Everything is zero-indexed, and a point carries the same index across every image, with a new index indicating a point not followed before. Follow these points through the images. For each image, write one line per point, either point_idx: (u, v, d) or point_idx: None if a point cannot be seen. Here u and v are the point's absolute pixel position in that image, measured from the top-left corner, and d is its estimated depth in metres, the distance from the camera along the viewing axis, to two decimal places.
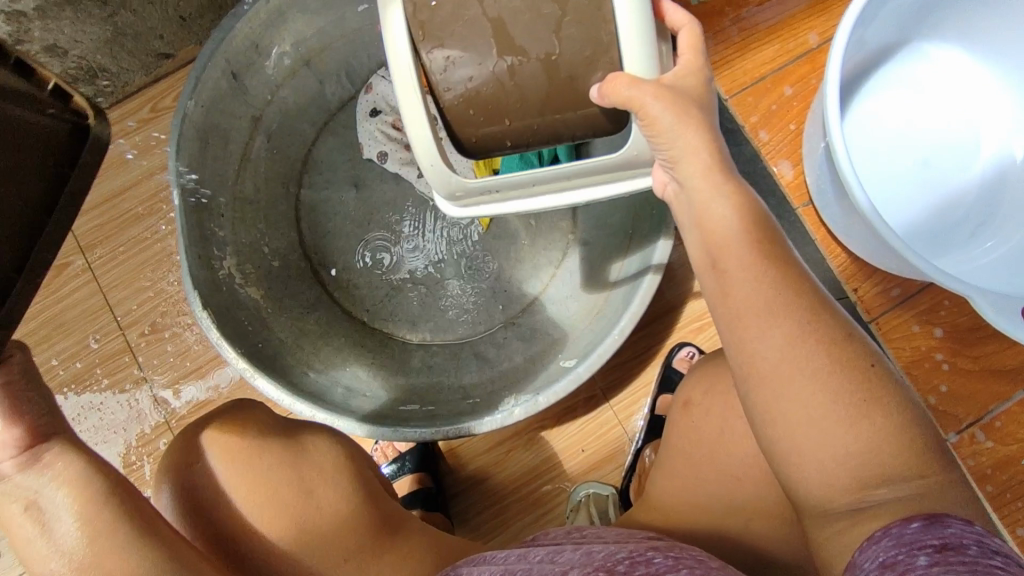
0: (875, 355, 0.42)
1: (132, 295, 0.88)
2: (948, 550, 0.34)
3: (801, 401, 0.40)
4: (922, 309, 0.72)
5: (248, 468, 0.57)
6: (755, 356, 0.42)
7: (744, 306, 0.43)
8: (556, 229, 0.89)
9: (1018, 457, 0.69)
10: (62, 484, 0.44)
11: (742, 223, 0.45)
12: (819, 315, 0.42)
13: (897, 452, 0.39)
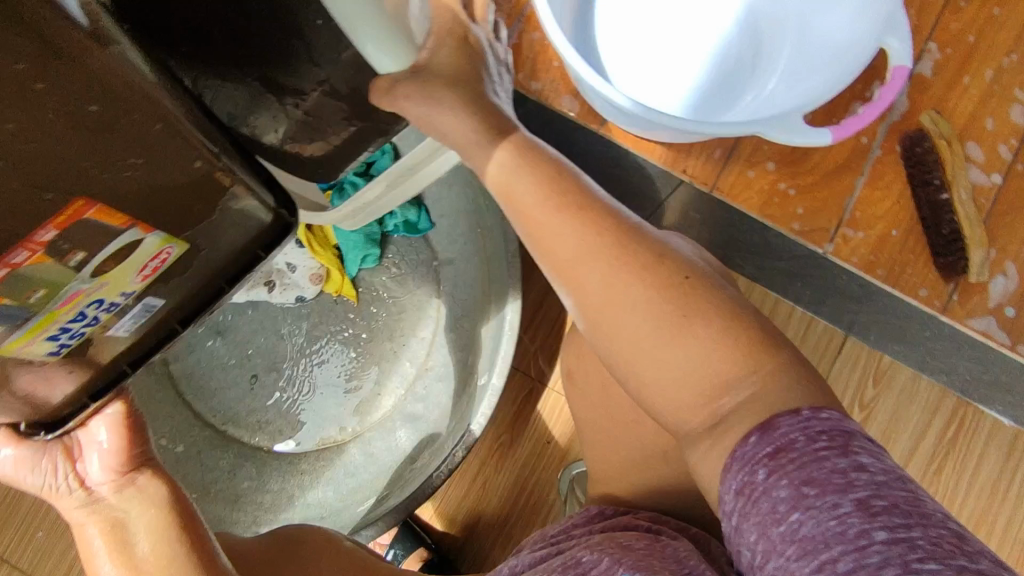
0: (690, 266, 0.39)
1: (56, 563, 0.81)
2: (781, 454, 0.31)
3: (631, 338, 0.38)
4: (745, 156, 0.74)
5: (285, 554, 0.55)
6: (583, 299, 0.39)
7: (556, 256, 0.40)
8: (420, 263, 0.89)
9: (888, 233, 0.73)
10: (144, 505, 0.52)
11: (528, 172, 0.42)
12: (625, 243, 0.39)
13: (740, 356, 0.35)
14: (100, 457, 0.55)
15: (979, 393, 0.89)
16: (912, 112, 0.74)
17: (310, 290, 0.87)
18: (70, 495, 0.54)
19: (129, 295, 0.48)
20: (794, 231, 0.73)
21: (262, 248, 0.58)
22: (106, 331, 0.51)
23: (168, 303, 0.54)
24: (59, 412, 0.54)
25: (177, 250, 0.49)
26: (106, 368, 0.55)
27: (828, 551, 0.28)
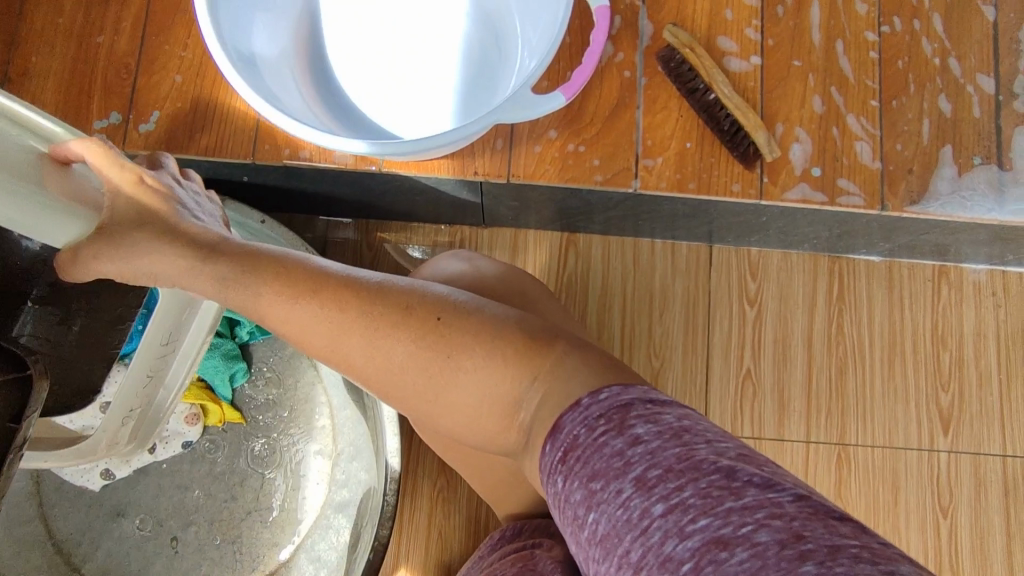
0: (439, 301, 0.41)
1: None
2: (569, 455, 0.35)
3: (416, 392, 0.41)
4: (526, 134, 0.75)
5: None
6: (363, 374, 0.42)
7: (318, 344, 0.41)
8: (288, 355, 0.88)
9: (682, 146, 0.76)
10: None
11: (261, 275, 0.42)
12: (369, 311, 0.40)
13: (510, 367, 0.40)
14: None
15: (844, 245, 0.93)
16: (657, 33, 0.78)
17: (191, 432, 0.84)
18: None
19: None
20: (599, 183, 0.75)
21: (9, 420, 0.42)
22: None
23: None
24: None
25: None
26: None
27: (621, 543, 0.32)
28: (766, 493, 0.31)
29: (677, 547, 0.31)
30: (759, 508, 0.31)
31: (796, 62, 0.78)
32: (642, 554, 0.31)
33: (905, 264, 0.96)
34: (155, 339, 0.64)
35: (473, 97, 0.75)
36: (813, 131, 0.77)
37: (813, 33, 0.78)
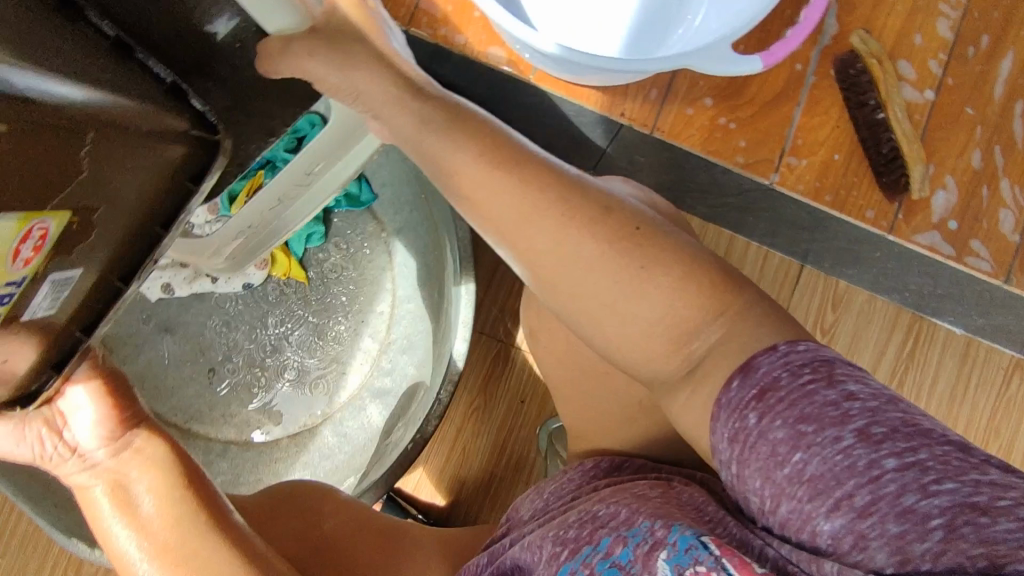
0: (638, 215, 0.41)
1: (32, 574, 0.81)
2: (767, 395, 0.33)
3: (594, 293, 0.40)
4: (683, 93, 0.73)
5: (193, 524, 0.42)
6: (535, 264, 0.41)
7: (508, 219, 0.41)
8: (369, 236, 0.87)
9: (830, 156, 0.73)
10: (146, 471, 0.44)
11: (463, 134, 0.42)
12: (572, 200, 0.40)
13: (700, 296, 0.38)
14: (99, 419, 0.45)
15: (932, 308, 0.91)
16: (843, 34, 0.74)
17: (258, 276, 0.85)
18: (71, 464, 0.45)
19: (19, 283, 0.34)
20: (738, 165, 0.73)
21: (188, 179, 0.41)
22: (21, 316, 0.36)
23: (92, 272, 0.39)
24: (20, 385, 0.41)
25: (54, 224, 0.34)
26: (52, 343, 0.40)
27: (841, 487, 0.30)
28: (1008, 475, 0.29)
29: (919, 501, 0.28)
30: (1008, 488, 0.28)
31: (970, 109, 0.74)
32: (871, 500, 0.29)
33: (984, 345, 0.94)
34: (305, 168, 0.62)
35: (652, 27, 0.68)
36: (963, 183, 0.74)
37: (998, 85, 0.74)
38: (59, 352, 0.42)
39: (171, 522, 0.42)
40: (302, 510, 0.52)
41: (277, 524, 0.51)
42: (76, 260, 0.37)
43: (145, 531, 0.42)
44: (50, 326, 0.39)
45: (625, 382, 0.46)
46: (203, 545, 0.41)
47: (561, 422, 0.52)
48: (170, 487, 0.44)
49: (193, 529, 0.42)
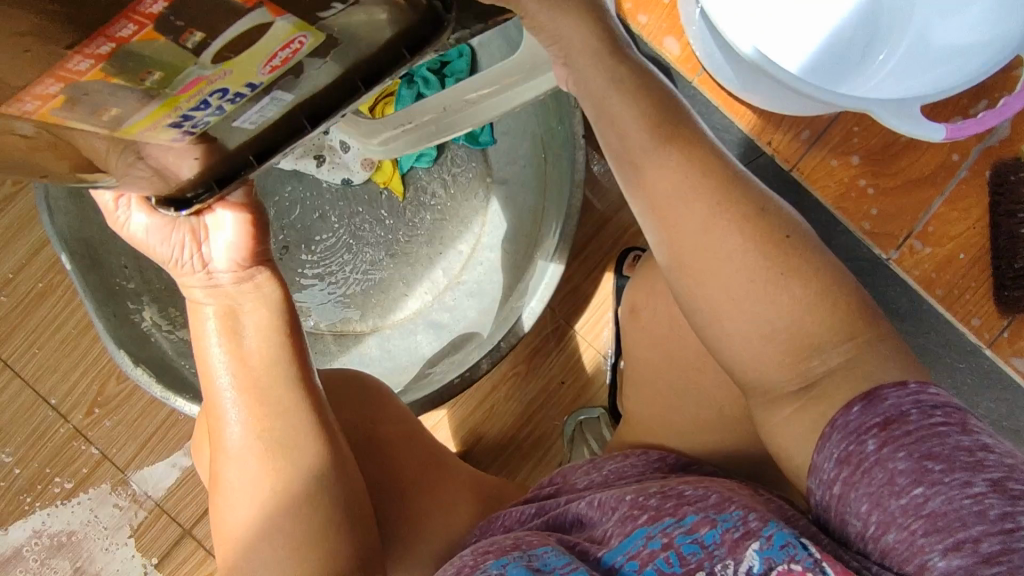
0: (793, 225, 0.40)
1: (63, 375, 0.85)
2: (890, 426, 0.34)
3: (724, 288, 0.39)
4: (834, 143, 0.72)
5: (286, 378, 0.45)
6: (675, 243, 0.40)
7: (666, 193, 0.40)
8: (472, 176, 0.88)
9: (956, 254, 0.71)
10: (258, 306, 0.46)
11: (646, 97, 0.42)
12: (729, 193, 0.40)
13: (832, 314, 0.38)
14: (232, 245, 0.47)
15: None
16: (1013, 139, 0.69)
17: (359, 176, 0.85)
18: (196, 276, 0.47)
19: (256, 89, 0.35)
20: (863, 230, 0.72)
21: (407, 48, 0.37)
22: (234, 123, 0.38)
23: (298, 100, 0.39)
24: (181, 187, 0.44)
25: (312, 43, 0.32)
26: (221, 159, 0.42)
27: (966, 530, 0.31)
28: None
29: None
30: None
31: None
32: (998, 549, 0.31)
33: None
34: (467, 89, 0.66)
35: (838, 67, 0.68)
36: None
37: None
38: (226, 169, 0.43)
39: (264, 362, 0.45)
40: (366, 397, 0.54)
41: (343, 402, 0.52)
42: (295, 90, 0.38)
43: (245, 359, 0.45)
44: (223, 143, 0.41)
45: (713, 383, 0.46)
46: (291, 396, 0.44)
47: (631, 403, 0.51)
48: (275, 330, 0.46)
49: (282, 379, 0.44)
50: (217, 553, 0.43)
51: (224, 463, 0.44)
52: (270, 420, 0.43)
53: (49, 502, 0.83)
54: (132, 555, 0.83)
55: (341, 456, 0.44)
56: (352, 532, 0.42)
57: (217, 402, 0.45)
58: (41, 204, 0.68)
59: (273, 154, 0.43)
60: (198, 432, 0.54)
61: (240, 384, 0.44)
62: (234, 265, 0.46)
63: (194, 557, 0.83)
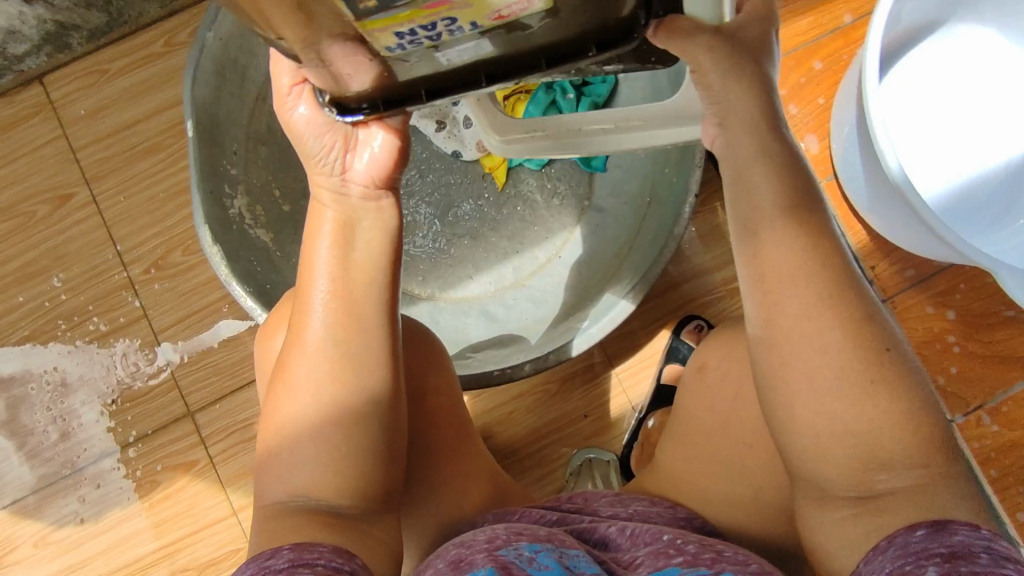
0: (894, 337, 0.39)
1: (138, 229, 0.88)
2: (956, 559, 0.32)
3: (806, 376, 0.39)
4: (936, 291, 0.71)
5: (375, 301, 0.46)
6: (770, 321, 0.40)
7: (772, 269, 0.40)
8: (572, 195, 0.89)
9: (1021, 442, 0.69)
10: (374, 226, 0.48)
11: (794, 168, 0.42)
12: (840, 288, 0.39)
13: (905, 437, 0.37)
14: (374, 161, 0.47)
15: None
16: None
17: (468, 152, 0.88)
18: (330, 178, 0.48)
19: (475, 29, 0.36)
20: (937, 384, 0.70)
21: (597, 46, 0.40)
22: (433, 56, 0.39)
23: (490, 57, 0.40)
24: (348, 96, 0.44)
25: (539, 6, 0.34)
26: (394, 85, 0.42)
27: None
28: None
29: None
30: None
31: None
32: None
33: None
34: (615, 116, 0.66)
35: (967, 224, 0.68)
36: None
37: None
38: (394, 95, 0.43)
39: (362, 278, 0.46)
40: (428, 347, 0.54)
41: (409, 345, 0.53)
42: (499, 43, 0.38)
43: (347, 269, 0.46)
44: (403, 72, 0.41)
45: (757, 464, 0.46)
46: (374, 319, 0.45)
47: (664, 455, 0.51)
48: (383, 253, 0.47)
49: (372, 301, 0.46)
50: (259, 433, 0.45)
51: (295, 357, 0.45)
52: (350, 335, 0.45)
53: (76, 337, 0.86)
54: (125, 415, 0.84)
55: (397, 394, 0.45)
56: (382, 467, 0.43)
57: (308, 296, 0.46)
58: (189, 67, 0.73)
59: (441, 96, 0.43)
60: (274, 314, 0.56)
61: (337, 290, 0.46)
62: (367, 181, 0.47)
63: (178, 441, 0.83)
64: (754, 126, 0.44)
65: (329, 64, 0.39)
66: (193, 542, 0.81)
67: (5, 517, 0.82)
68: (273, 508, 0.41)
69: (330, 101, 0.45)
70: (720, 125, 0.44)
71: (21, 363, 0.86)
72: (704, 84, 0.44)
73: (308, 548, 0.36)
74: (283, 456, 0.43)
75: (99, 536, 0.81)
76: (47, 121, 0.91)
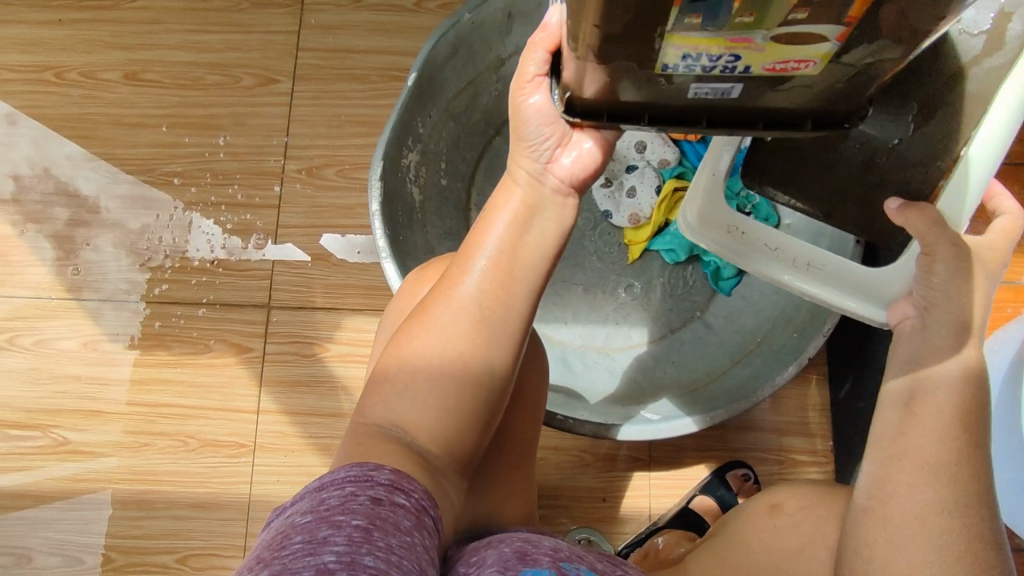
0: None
1: (313, 136, 0.95)
2: None
3: (908, 564, 0.40)
4: None
5: (523, 288, 0.50)
6: (893, 499, 0.43)
7: (913, 453, 0.43)
8: (689, 301, 0.91)
9: None
10: (552, 219, 0.52)
11: (965, 376, 0.45)
12: (976, 505, 0.41)
13: None
14: (578, 162, 0.53)
15: None
16: None
17: (618, 217, 0.91)
18: (532, 163, 0.53)
19: (738, 75, 0.44)
20: None
21: (814, 122, 0.49)
22: (687, 85, 0.46)
23: (724, 103, 0.47)
24: (580, 96, 0.49)
25: (807, 71, 0.44)
26: (627, 101, 0.48)
27: None
28: None
29: None
30: None
31: None
32: None
33: None
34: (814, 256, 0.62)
35: None
36: None
37: None
38: (618, 112, 0.49)
39: (524, 264, 0.50)
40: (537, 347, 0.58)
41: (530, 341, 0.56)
42: (742, 94, 0.46)
43: (516, 248, 0.51)
44: (641, 95, 0.47)
45: None
46: (521, 301, 0.50)
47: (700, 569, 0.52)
48: (550, 247, 0.52)
49: (524, 285, 0.50)
50: (385, 357, 0.49)
51: (441, 302, 0.49)
52: (492, 307, 0.49)
53: (213, 194, 0.93)
54: (213, 279, 0.89)
55: (508, 376, 0.49)
56: (471, 429, 0.47)
57: (472, 259, 0.51)
58: (436, 32, 0.80)
59: (663, 126, 0.49)
60: (428, 267, 0.61)
61: (498, 265, 0.50)
62: (566, 178, 0.52)
63: (244, 323, 0.86)
64: (946, 319, 0.47)
65: (586, 74, 0.46)
66: (210, 415, 0.83)
67: (74, 305, 0.87)
68: (372, 428, 0.45)
69: (565, 99, 0.50)
70: (921, 309, 0.49)
71: (145, 195, 0.93)
72: (929, 270, 0.49)
73: (406, 480, 0.40)
74: (397, 383, 0.47)
75: (137, 367, 0.85)
76: (289, 14, 0.99)
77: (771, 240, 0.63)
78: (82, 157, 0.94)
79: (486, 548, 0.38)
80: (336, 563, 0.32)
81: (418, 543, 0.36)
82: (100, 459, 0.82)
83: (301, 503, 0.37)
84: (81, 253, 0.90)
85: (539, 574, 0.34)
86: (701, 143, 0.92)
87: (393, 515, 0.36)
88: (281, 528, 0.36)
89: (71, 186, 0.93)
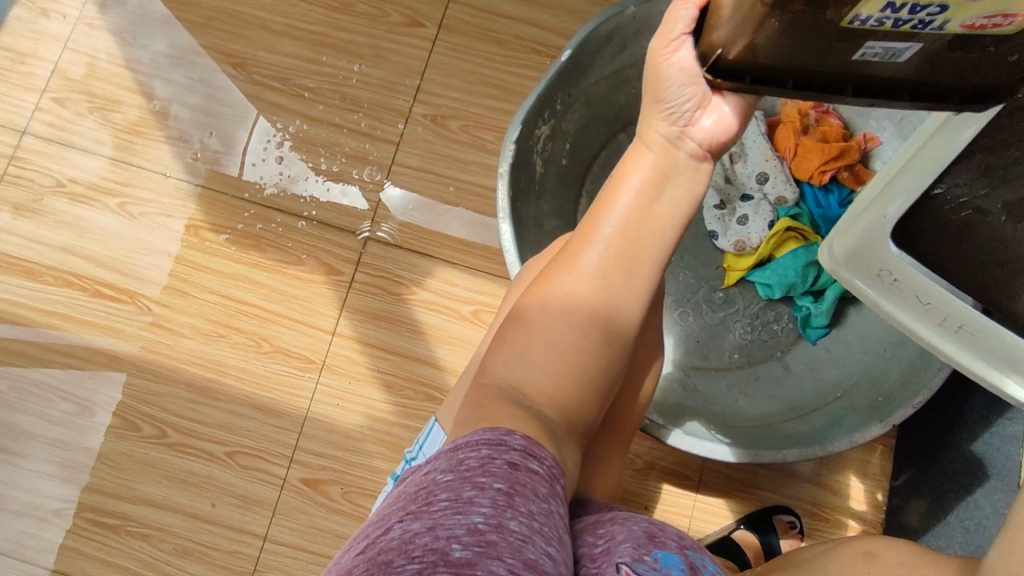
0: None
1: (446, 85, 0.94)
2: None
3: None
4: None
5: (645, 259, 0.50)
6: None
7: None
8: (774, 339, 0.90)
9: None
10: (686, 183, 0.52)
11: None
12: None
13: None
14: (717, 126, 0.52)
15: None
16: None
17: (723, 240, 0.90)
18: (666, 126, 0.52)
19: (922, 31, 0.44)
20: None
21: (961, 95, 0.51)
22: (861, 43, 0.45)
23: (881, 66, 0.48)
24: (728, 60, 0.48)
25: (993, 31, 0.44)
26: (779, 66, 0.47)
27: None
28: None
29: None
30: None
31: None
32: None
33: None
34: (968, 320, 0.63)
35: None
36: None
37: None
38: (760, 78, 0.49)
39: (651, 236, 0.50)
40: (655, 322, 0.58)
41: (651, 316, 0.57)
42: (907, 55, 0.47)
43: (645, 215, 0.50)
44: (797, 61, 0.47)
45: None
46: (648, 275, 0.50)
47: None
48: (679, 215, 0.51)
49: (648, 256, 0.50)
50: (508, 323, 0.51)
51: (564, 271, 0.50)
52: (614, 277, 0.49)
53: (336, 117, 0.93)
54: (320, 197, 0.89)
55: (627, 349, 0.50)
56: (587, 402, 0.49)
57: (597, 229, 0.51)
58: (597, 17, 0.80)
59: (808, 93, 0.49)
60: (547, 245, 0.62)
61: (626, 236, 0.50)
62: (705, 142, 0.52)
63: (341, 247, 0.87)
64: None
65: (750, 36, 0.45)
66: (289, 324, 0.84)
67: (186, 189, 0.89)
68: (493, 389, 0.48)
69: (712, 59, 0.48)
70: None
71: (239, 112, 0.92)
72: None
73: (536, 447, 0.43)
74: (521, 346, 0.49)
75: (230, 261, 0.87)
76: None
77: (927, 293, 0.64)
78: (219, 49, 0.94)
79: (612, 525, 0.45)
80: (485, 523, 0.36)
81: (553, 509, 0.40)
82: (179, 338, 0.84)
83: (440, 462, 0.41)
84: (202, 140, 0.91)
85: (671, 556, 0.40)
86: (823, 189, 0.90)
87: (529, 481, 0.40)
88: (423, 483, 0.40)
89: (169, 80, 0.93)
